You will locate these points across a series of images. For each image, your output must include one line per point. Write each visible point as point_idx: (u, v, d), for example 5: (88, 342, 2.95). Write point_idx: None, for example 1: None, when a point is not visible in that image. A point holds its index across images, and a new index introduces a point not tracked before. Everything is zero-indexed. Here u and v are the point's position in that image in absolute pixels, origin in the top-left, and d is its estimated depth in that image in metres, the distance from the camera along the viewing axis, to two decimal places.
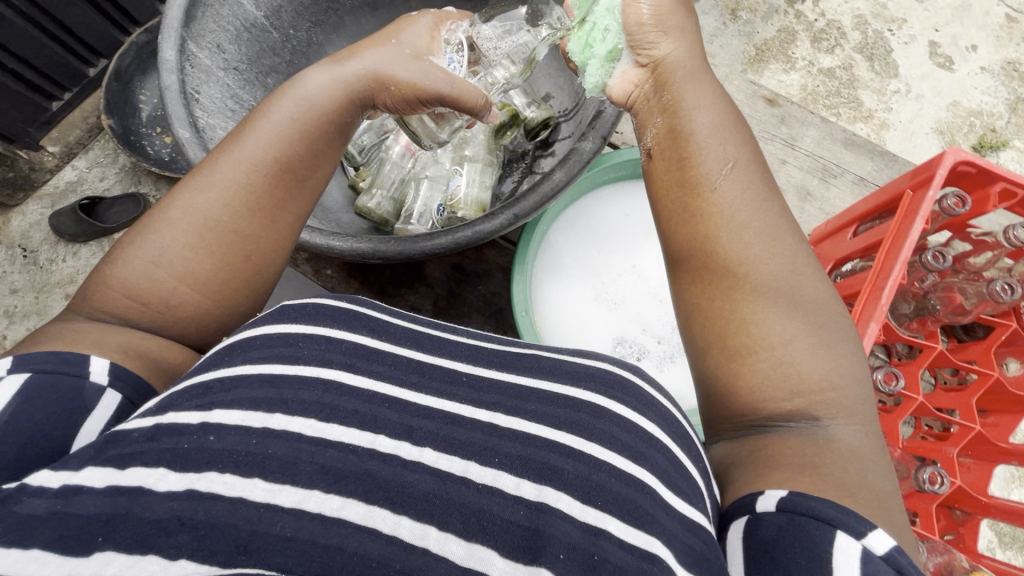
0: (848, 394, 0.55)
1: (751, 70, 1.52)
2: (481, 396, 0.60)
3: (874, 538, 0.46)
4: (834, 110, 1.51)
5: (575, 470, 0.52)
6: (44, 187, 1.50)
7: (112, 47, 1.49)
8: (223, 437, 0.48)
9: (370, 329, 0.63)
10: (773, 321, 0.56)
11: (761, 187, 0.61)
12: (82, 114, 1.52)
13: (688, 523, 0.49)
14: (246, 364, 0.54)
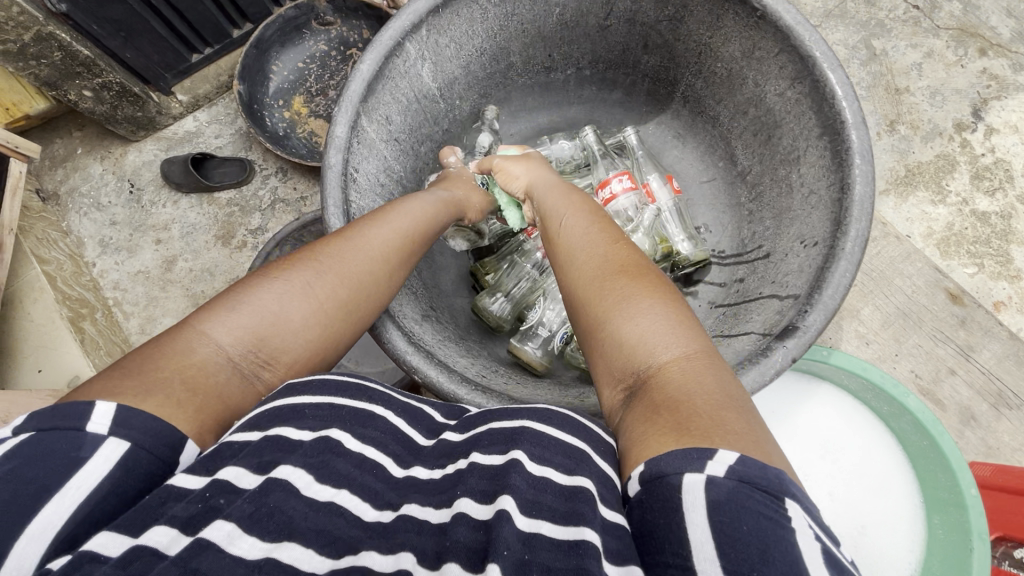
0: (701, 374, 0.49)
1: (894, 192, 1.39)
2: (458, 444, 0.52)
3: (717, 462, 0.41)
4: (976, 259, 1.35)
5: (519, 484, 0.45)
6: (164, 130, 1.55)
7: (260, 15, 1.53)
8: (231, 499, 0.42)
9: (377, 396, 0.53)
10: (668, 384, 0.50)
11: (585, 223, 0.67)
12: (217, 70, 1.56)
13: (608, 527, 0.43)
14: (256, 430, 0.47)
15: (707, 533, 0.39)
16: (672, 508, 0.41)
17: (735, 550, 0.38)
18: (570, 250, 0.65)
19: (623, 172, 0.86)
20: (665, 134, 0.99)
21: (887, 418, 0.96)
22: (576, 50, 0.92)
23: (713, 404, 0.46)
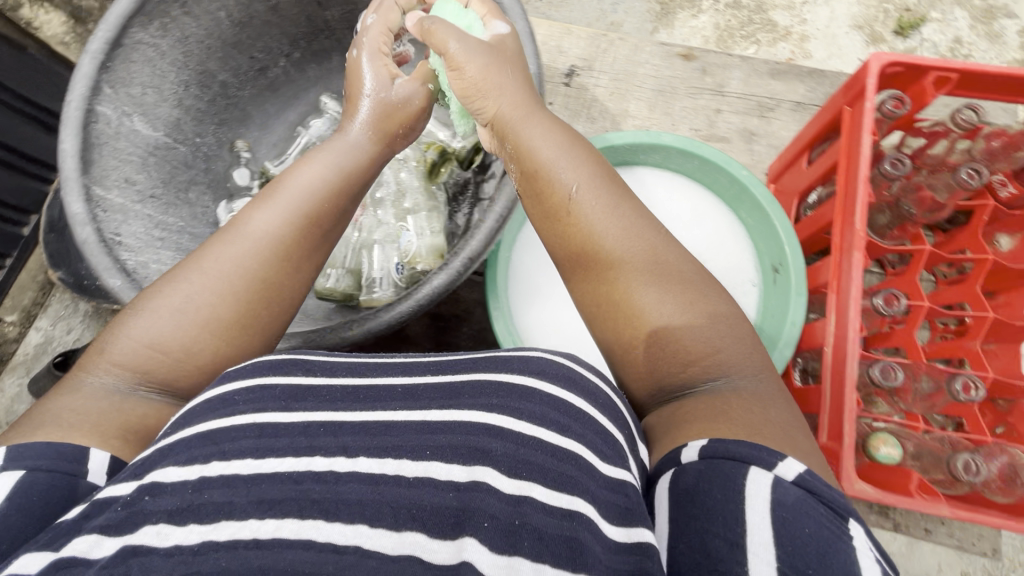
0: (702, 316, 0.66)
1: (662, 26, 1.52)
2: (416, 399, 0.62)
3: (785, 467, 0.52)
4: (751, 39, 1.51)
5: (502, 447, 0.55)
6: (15, 356, 1.46)
7: (39, 201, 1.46)
8: (156, 496, 0.48)
9: (307, 369, 0.63)
10: (675, 304, 0.66)
11: (619, 199, 0.71)
12: (30, 274, 1.48)
13: (610, 483, 0.55)
14: (185, 429, 0.55)
15: (767, 523, 0.49)
16: (734, 497, 0.52)
17: (797, 541, 0.48)
18: (597, 225, 0.70)
19: None
20: None
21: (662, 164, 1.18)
22: (271, 41, 1.08)
23: (735, 361, 0.64)
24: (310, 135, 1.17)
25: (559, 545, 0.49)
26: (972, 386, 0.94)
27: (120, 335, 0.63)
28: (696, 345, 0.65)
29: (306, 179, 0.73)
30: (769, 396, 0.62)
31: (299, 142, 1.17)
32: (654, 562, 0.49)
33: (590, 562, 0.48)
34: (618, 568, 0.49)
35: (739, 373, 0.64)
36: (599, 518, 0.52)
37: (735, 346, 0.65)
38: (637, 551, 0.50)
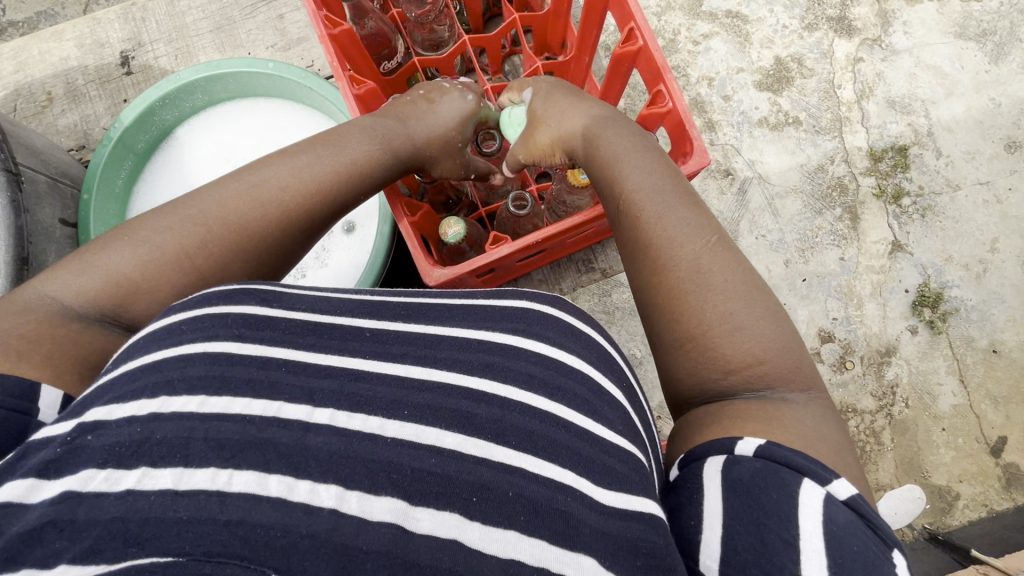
0: (726, 304, 0.68)
1: None
2: (387, 349, 0.65)
3: (837, 486, 0.54)
4: None
5: (486, 413, 0.58)
6: None
7: None
8: (100, 436, 0.46)
9: (262, 300, 0.65)
10: (739, 313, 0.68)
11: (673, 195, 0.77)
12: None
13: (610, 448, 0.61)
14: (131, 360, 0.54)
15: (821, 531, 0.51)
16: (789, 502, 0.53)
17: (849, 552, 0.51)
18: (667, 227, 0.74)
19: None
20: None
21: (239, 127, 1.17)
22: None
23: (783, 368, 0.66)
24: None
25: (555, 520, 0.51)
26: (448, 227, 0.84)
27: (75, 270, 0.64)
28: (729, 348, 0.67)
29: (270, 173, 0.75)
30: (812, 409, 0.64)
31: None
32: (659, 535, 0.54)
33: (582, 536, 0.51)
34: (617, 534, 0.53)
35: (792, 385, 0.65)
36: (596, 488, 0.55)
37: (767, 335, 0.67)
38: (637, 521, 0.55)
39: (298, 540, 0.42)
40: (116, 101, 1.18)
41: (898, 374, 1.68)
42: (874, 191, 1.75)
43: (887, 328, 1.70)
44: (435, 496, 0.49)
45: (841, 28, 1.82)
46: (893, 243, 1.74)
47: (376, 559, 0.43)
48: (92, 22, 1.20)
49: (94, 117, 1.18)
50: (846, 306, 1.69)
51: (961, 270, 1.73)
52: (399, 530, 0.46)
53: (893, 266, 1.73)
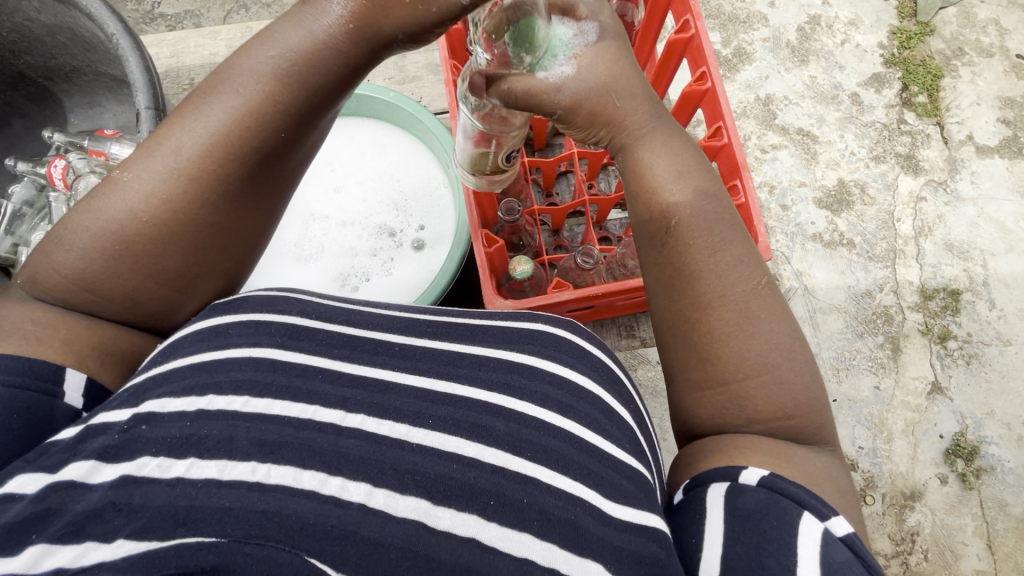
0: (762, 342, 0.69)
1: None
2: (415, 363, 0.74)
3: (835, 523, 0.58)
4: None
5: (503, 426, 0.66)
6: None
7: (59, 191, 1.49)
8: (159, 426, 0.55)
9: (303, 311, 0.74)
10: (773, 359, 0.69)
11: (726, 224, 0.74)
12: None
13: (616, 467, 0.68)
14: (177, 358, 0.63)
15: (816, 559, 0.56)
16: (788, 531, 0.58)
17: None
18: (711, 264, 0.72)
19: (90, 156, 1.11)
20: (85, 112, 1.21)
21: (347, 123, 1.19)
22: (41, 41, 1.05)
23: (812, 420, 0.69)
24: (13, 203, 1.14)
25: (565, 528, 0.58)
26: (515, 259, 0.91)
27: (36, 263, 0.65)
28: (768, 397, 0.68)
29: (198, 132, 0.64)
30: (826, 462, 0.68)
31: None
32: (663, 549, 0.60)
33: (589, 544, 0.57)
34: (622, 546, 0.59)
35: (812, 439, 0.69)
36: (606, 500, 0.63)
37: (799, 386, 0.69)
38: (641, 536, 0.61)
39: (327, 527, 0.50)
40: None
41: (920, 521, 1.60)
42: (920, 327, 1.75)
43: (914, 470, 1.64)
44: (456, 498, 0.57)
45: (911, 166, 1.88)
46: (934, 385, 1.71)
47: (399, 552, 0.51)
48: (245, 30, 1.38)
49: None
50: (874, 437, 1.65)
51: (1002, 428, 1.68)
52: (423, 529, 0.54)
53: (930, 408, 1.69)
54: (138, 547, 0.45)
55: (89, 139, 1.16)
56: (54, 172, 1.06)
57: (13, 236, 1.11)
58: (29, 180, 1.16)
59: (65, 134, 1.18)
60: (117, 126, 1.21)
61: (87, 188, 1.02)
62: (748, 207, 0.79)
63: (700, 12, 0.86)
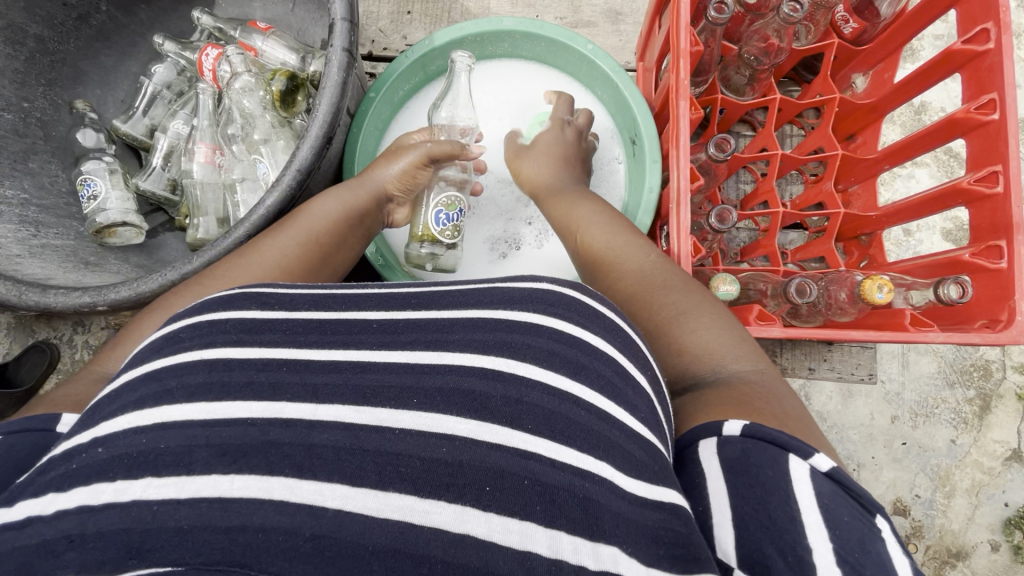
0: (686, 306, 0.62)
1: None
2: (394, 337, 0.52)
3: (820, 457, 0.45)
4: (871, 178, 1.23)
5: (504, 393, 0.46)
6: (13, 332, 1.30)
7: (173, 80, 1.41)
8: (112, 446, 0.40)
9: (264, 303, 0.53)
10: (695, 315, 0.61)
11: (652, 255, 0.69)
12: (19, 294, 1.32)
13: (632, 435, 0.47)
14: (133, 370, 0.48)
15: (817, 505, 0.42)
16: (785, 478, 0.44)
17: (843, 525, 0.41)
18: (669, 305, 0.63)
19: (216, 47, 0.99)
20: None
21: (506, 55, 0.99)
22: None
23: (729, 353, 0.57)
24: (155, 84, 1.09)
25: (573, 508, 0.41)
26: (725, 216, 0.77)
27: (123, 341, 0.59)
28: (689, 336, 0.59)
29: (320, 211, 0.70)
30: (774, 387, 0.54)
31: (144, 92, 1.08)
32: (682, 524, 0.42)
33: (605, 526, 0.41)
34: (639, 523, 0.42)
35: (744, 365, 0.56)
36: (618, 476, 0.44)
37: (714, 328, 0.60)
38: (660, 511, 0.43)
39: (300, 544, 0.36)
40: (402, 9, 1.12)
41: None
42: (1017, 388, 1.27)
43: (966, 530, 1.23)
44: (445, 488, 0.41)
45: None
46: (1014, 452, 1.25)
47: (383, 561, 0.36)
48: None
49: (375, 16, 1.12)
50: (935, 489, 1.23)
51: None
52: (408, 526, 0.38)
53: (1002, 473, 1.25)
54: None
55: (239, 28, 1.06)
56: (205, 60, 0.99)
57: (148, 118, 1.08)
58: (171, 60, 1.09)
59: (212, 15, 1.09)
60: (266, 19, 1.12)
61: (244, 90, 0.93)
62: (1010, 273, 0.67)
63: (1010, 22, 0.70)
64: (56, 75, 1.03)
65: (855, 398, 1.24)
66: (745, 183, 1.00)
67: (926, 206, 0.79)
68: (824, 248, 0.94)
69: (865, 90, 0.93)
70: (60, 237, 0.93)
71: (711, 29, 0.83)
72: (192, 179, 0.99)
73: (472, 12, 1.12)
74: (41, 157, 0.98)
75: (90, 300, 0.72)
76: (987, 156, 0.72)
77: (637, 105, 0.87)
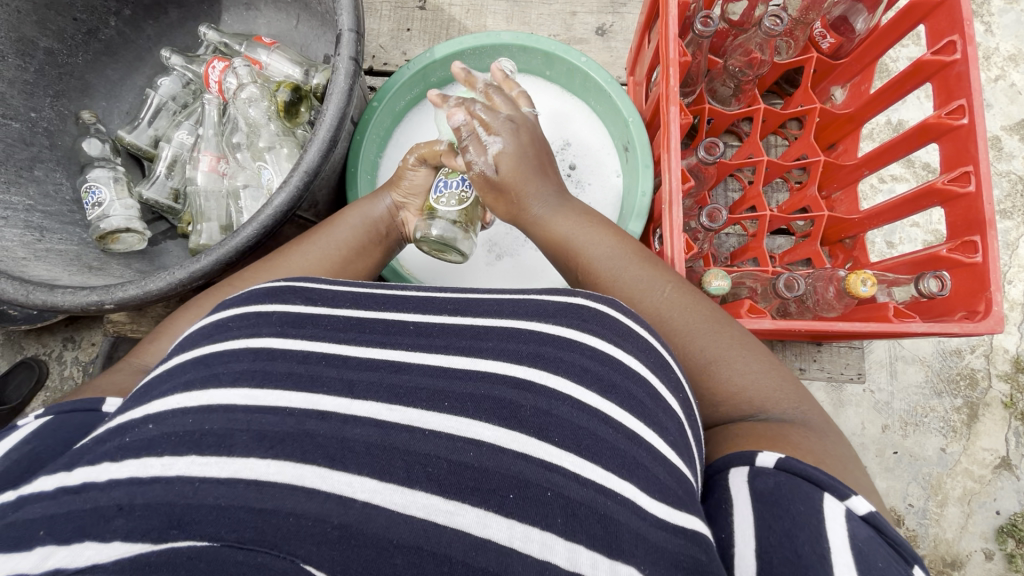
0: (717, 344, 0.61)
1: None
2: (429, 341, 0.52)
3: (857, 500, 0.46)
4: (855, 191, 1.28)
5: (533, 404, 0.46)
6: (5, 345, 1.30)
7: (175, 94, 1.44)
8: (162, 423, 0.41)
9: (308, 298, 0.54)
10: (725, 356, 0.60)
11: (662, 282, 0.67)
12: None
13: (659, 458, 0.46)
14: (181, 353, 0.48)
15: (849, 545, 0.43)
16: (817, 514, 0.45)
17: (872, 563, 0.42)
18: (694, 348, 0.62)
19: (218, 59, 1.03)
20: (242, 14, 1.18)
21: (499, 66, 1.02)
22: None
23: (765, 396, 0.58)
24: (160, 95, 1.11)
25: (593, 524, 0.41)
26: (714, 215, 0.83)
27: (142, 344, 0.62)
28: (723, 380, 0.59)
29: (339, 233, 0.72)
30: (812, 426, 0.55)
31: (150, 103, 1.11)
32: (702, 552, 0.43)
33: (621, 544, 0.40)
34: (659, 546, 0.41)
35: (780, 406, 0.57)
36: (641, 498, 0.43)
37: (748, 370, 0.59)
38: (680, 536, 0.43)
39: (327, 532, 0.36)
40: (400, 27, 1.17)
41: None
42: (1003, 397, 1.29)
43: (960, 539, 1.24)
44: (470, 492, 0.41)
45: (1010, 195, 1.37)
46: (1003, 460, 1.27)
47: (406, 555, 0.37)
48: None
49: (375, 33, 1.17)
50: (927, 498, 1.24)
51: None
52: (433, 524, 0.39)
53: (992, 481, 1.26)
54: (134, 548, 0.33)
55: (245, 43, 1.10)
56: (212, 73, 1.01)
57: (153, 129, 1.10)
58: (176, 73, 1.12)
59: (218, 31, 1.14)
60: (270, 35, 1.16)
61: (250, 100, 0.95)
62: (983, 266, 0.71)
63: (973, 34, 0.76)
64: (63, 87, 1.05)
65: (846, 407, 1.26)
66: (733, 191, 1.03)
67: (904, 207, 0.83)
68: (811, 249, 0.98)
69: (843, 101, 0.98)
70: (64, 242, 0.94)
71: (697, 42, 0.88)
72: (197, 187, 1.02)
73: (469, 29, 1.17)
74: (46, 166, 0.99)
75: (98, 298, 0.74)
76: (958, 158, 0.77)
77: (631, 115, 0.92)
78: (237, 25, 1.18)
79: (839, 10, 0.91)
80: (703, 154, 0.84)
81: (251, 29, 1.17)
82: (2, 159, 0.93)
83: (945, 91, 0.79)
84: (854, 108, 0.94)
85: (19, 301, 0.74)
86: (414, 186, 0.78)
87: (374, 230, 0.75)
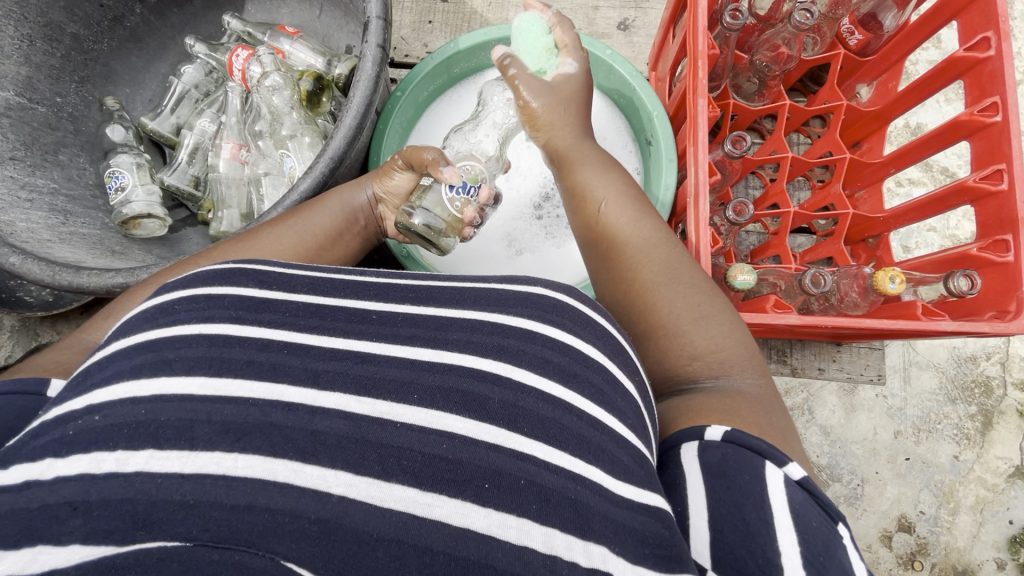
0: (693, 301, 0.61)
1: None
2: (394, 331, 0.51)
3: (793, 465, 0.46)
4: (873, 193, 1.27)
5: (501, 397, 0.45)
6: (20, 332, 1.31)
7: None
8: (107, 415, 0.40)
9: (261, 281, 0.53)
10: (701, 317, 0.59)
11: (658, 239, 0.66)
12: None
13: (620, 438, 0.46)
14: (123, 339, 0.47)
15: (787, 509, 0.44)
16: (760, 485, 0.45)
17: (810, 529, 0.43)
18: (672, 303, 0.61)
19: (243, 48, 1.02)
20: (266, 3, 1.18)
21: None
22: None
23: (734, 360, 0.57)
24: (184, 83, 1.12)
25: (565, 508, 0.40)
26: (741, 209, 0.82)
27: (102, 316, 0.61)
28: (696, 336, 0.59)
29: (318, 218, 0.71)
30: (768, 400, 0.54)
31: (173, 91, 1.11)
32: (666, 527, 0.43)
33: (590, 523, 0.40)
34: (624, 525, 0.42)
35: (745, 375, 0.56)
36: (609, 479, 0.43)
37: (723, 335, 0.59)
38: (645, 514, 0.43)
39: (304, 527, 0.36)
40: (422, 19, 1.17)
41: None
42: (1018, 405, 1.27)
43: (972, 548, 1.22)
44: (447, 483, 0.40)
45: None
46: (1018, 468, 1.25)
47: (388, 549, 0.36)
48: None
49: (397, 25, 1.17)
50: (939, 506, 1.23)
51: None
52: (411, 517, 0.38)
53: (1006, 490, 1.24)
54: (91, 554, 0.32)
55: (268, 32, 1.10)
56: (236, 61, 1.01)
57: (175, 117, 1.10)
58: (201, 61, 1.13)
59: (242, 19, 1.14)
60: (293, 25, 1.16)
61: (273, 88, 0.96)
62: (1016, 266, 0.70)
63: (1009, 31, 0.75)
64: (88, 73, 1.06)
65: (858, 412, 1.24)
66: (755, 188, 1.03)
67: (931, 205, 0.82)
68: (834, 248, 0.96)
69: (869, 99, 0.97)
70: (87, 226, 0.94)
71: (725, 36, 0.87)
72: (218, 174, 1.02)
73: (492, 22, 1.17)
74: (70, 151, 1.00)
75: (122, 280, 0.74)
76: (991, 156, 0.76)
77: (656, 109, 0.91)
78: (264, 14, 1.18)
79: (868, 6, 0.89)
80: (730, 147, 0.83)
81: (276, 19, 1.18)
82: (28, 142, 0.94)
83: (981, 88, 0.78)
84: (883, 106, 0.93)
85: (45, 281, 0.74)
86: (397, 186, 0.77)
87: (354, 219, 0.75)
